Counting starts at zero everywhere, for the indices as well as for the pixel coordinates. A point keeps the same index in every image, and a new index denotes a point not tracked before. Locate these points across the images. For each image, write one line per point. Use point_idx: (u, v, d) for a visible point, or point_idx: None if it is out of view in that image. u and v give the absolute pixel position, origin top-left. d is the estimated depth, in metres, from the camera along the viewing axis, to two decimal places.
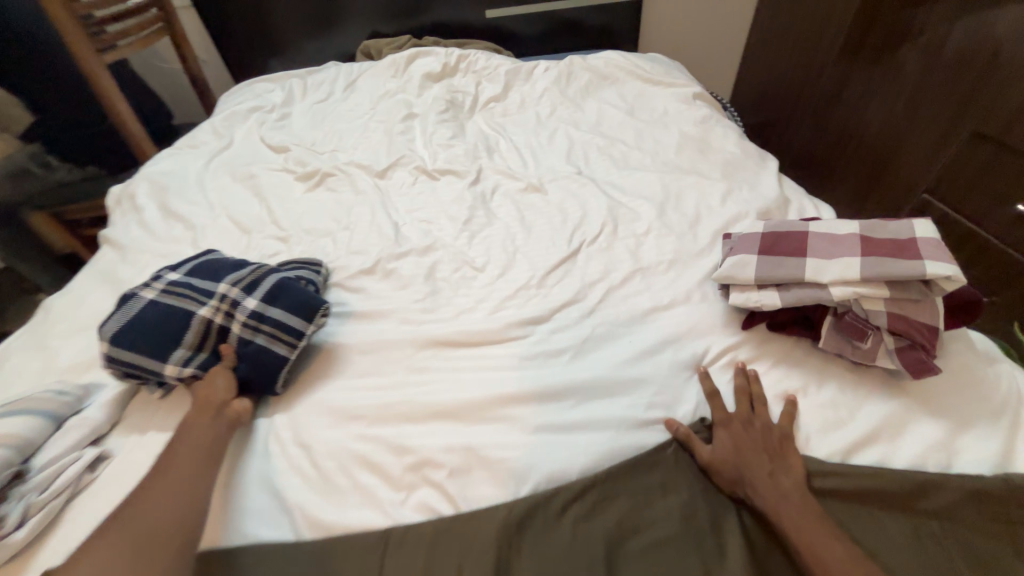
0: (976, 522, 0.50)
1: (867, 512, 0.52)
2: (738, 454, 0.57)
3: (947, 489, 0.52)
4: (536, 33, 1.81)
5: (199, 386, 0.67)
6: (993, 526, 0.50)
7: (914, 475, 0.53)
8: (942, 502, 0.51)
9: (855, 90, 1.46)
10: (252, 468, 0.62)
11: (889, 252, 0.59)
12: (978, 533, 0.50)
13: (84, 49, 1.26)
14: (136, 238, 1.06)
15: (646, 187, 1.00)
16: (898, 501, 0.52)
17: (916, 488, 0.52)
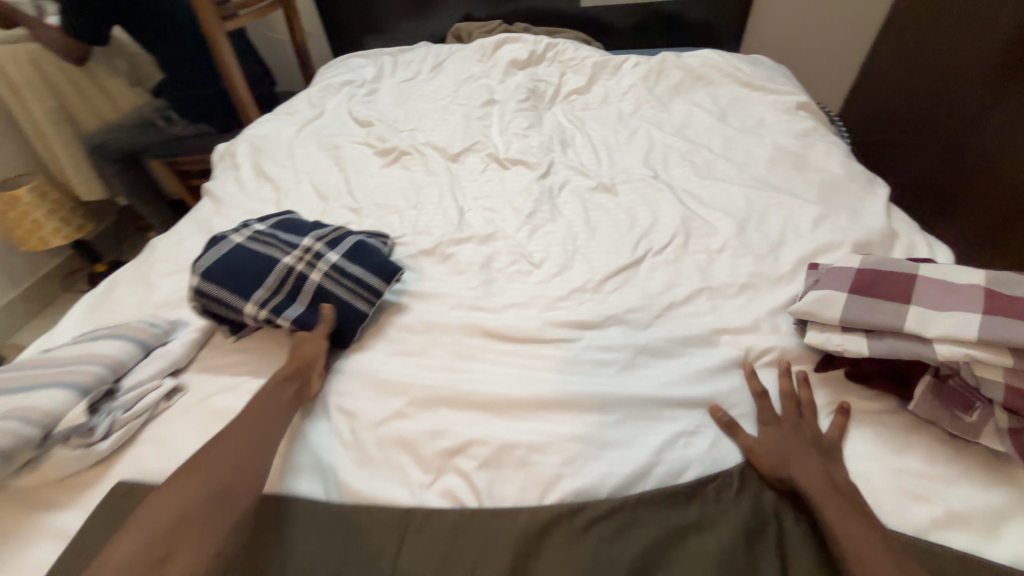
0: None
1: None
2: (786, 450, 0.55)
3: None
4: (631, 25, 1.73)
5: (294, 346, 0.71)
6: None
7: (1001, 575, 0.45)
8: None
9: (998, 116, 1.25)
10: (313, 439, 0.64)
11: (1022, 315, 0.50)
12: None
13: (211, 18, 1.38)
14: (231, 193, 1.16)
15: (726, 200, 0.93)
16: None
17: None
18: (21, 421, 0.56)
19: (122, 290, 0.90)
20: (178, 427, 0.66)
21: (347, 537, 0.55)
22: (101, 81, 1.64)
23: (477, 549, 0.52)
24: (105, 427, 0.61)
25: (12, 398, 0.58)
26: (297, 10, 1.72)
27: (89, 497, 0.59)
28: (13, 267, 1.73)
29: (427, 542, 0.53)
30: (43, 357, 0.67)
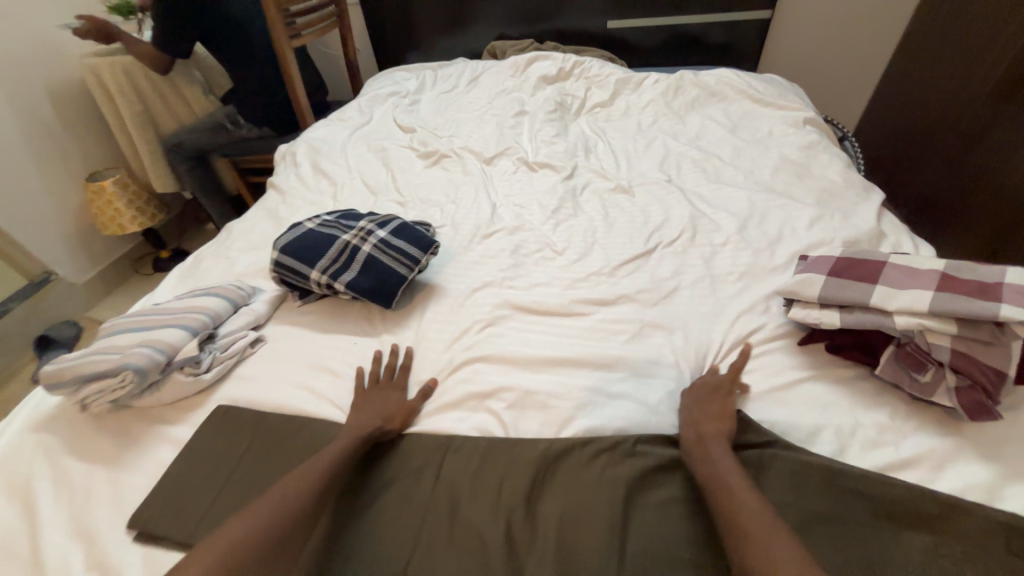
0: (1002, 558, 0.49)
1: (892, 530, 0.52)
2: (702, 414, 0.65)
3: (975, 517, 0.51)
4: (654, 45, 1.86)
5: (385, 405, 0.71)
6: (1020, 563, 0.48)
7: (942, 498, 0.53)
8: (968, 530, 0.51)
9: (1001, 134, 1.33)
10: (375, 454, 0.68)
11: (968, 291, 0.59)
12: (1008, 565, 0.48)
13: (280, 36, 1.57)
14: (294, 186, 1.34)
15: (732, 202, 1.04)
16: (927, 518, 0.52)
17: (940, 511, 0.52)
18: (153, 349, 0.71)
19: (208, 263, 1.06)
20: (259, 370, 0.80)
21: (399, 454, 0.68)
22: (180, 87, 1.84)
23: (504, 469, 0.64)
24: (209, 361, 0.76)
25: (145, 332, 0.74)
26: (350, 30, 1.92)
27: (194, 417, 0.74)
28: (93, 248, 1.97)
29: (464, 462, 0.65)
30: (158, 308, 0.82)
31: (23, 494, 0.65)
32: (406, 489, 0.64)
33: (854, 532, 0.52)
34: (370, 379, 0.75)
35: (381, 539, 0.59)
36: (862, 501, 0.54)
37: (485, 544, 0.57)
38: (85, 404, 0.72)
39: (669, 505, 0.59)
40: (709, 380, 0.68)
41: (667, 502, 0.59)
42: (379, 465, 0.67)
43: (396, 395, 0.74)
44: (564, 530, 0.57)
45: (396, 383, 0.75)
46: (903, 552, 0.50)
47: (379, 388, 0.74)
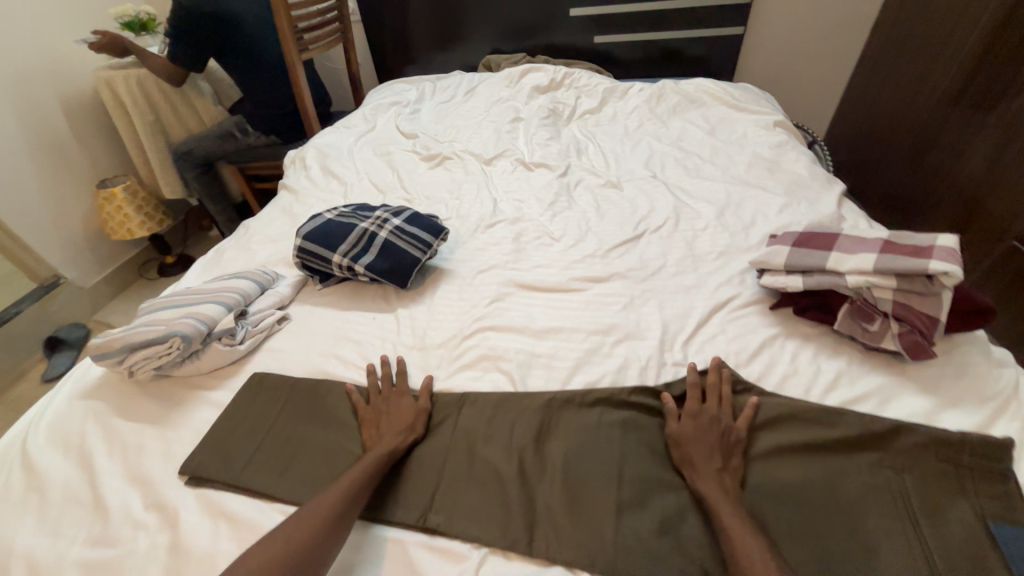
0: (928, 464, 0.57)
1: (847, 454, 0.60)
2: (696, 430, 0.63)
3: (913, 433, 0.59)
4: (637, 58, 2.01)
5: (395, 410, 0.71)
6: (946, 467, 0.57)
7: (887, 421, 0.61)
8: (905, 446, 0.59)
9: (952, 136, 1.47)
10: None
11: (905, 253, 0.70)
12: (938, 471, 0.57)
13: (289, 50, 1.68)
14: (305, 187, 1.42)
15: (711, 194, 1.15)
16: (873, 439, 0.60)
17: (885, 432, 0.60)
18: (197, 320, 0.79)
19: (229, 254, 1.14)
20: (286, 343, 0.88)
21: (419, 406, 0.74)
22: (191, 98, 1.93)
23: (513, 416, 0.70)
24: (242, 334, 0.85)
25: (187, 307, 0.83)
26: (353, 45, 2.04)
27: (231, 383, 0.81)
28: (100, 253, 2.02)
29: (478, 413, 0.71)
30: (192, 289, 0.90)
31: (79, 451, 0.72)
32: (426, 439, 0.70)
33: (815, 455, 0.60)
34: (373, 391, 0.75)
35: (398, 481, 0.65)
36: (823, 428, 0.62)
37: (500, 478, 0.63)
38: (131, 372, 0.79)
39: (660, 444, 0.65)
40: (694, 407, 0.66)
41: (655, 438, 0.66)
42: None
43: (407, 398, 0.73)
44: (567, 463, 0.63)
45: (400, 389, 0.74)
46: (855, 466, 0.58)
47: (387, 396, 0.73)
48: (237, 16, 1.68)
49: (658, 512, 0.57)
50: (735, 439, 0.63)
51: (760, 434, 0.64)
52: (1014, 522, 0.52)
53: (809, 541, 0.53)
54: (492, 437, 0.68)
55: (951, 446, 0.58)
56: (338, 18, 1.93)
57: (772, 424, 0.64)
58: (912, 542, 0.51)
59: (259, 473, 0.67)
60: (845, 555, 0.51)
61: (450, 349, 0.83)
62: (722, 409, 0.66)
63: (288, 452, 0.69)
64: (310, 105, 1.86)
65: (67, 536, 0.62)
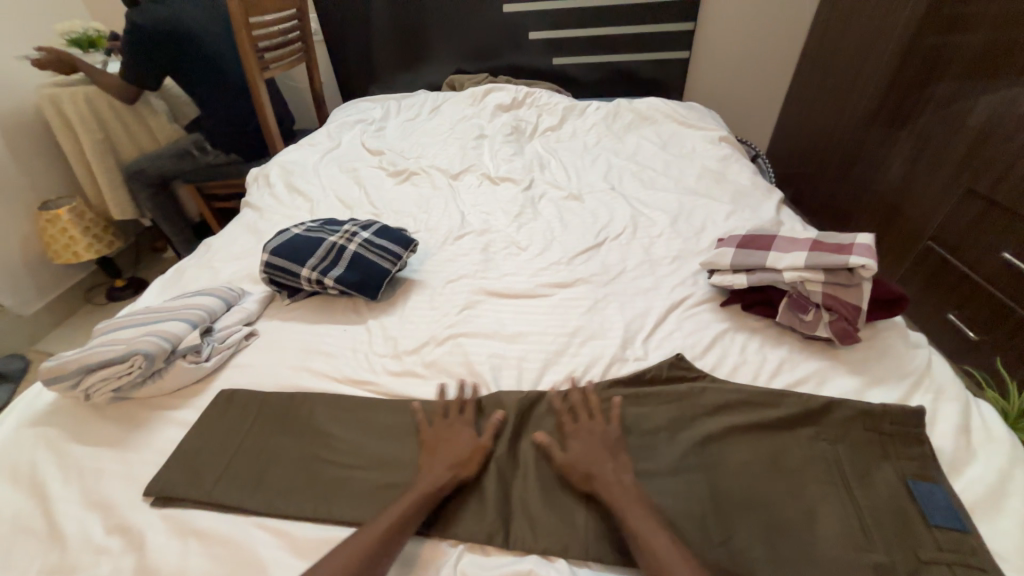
0: (857, 433, 0.64)
1: (788, 430, 0.66)
2: (586, 441, 0.65)
3: (844, 408, 0.67)
4: (594, 79, 2.13)
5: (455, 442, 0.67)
6: (872, 436, 0.64)
7: (820, 400, 0.68)
8: (837, 419, 0.66)
9: (872, 149, 1.64)
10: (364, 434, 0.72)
11: (830, 250, 0.79)
12: (866, 440, 0.64)
13: (251, 69, 1.67)
14: (269, 204, 1.41)
15: (664, 203, 1.24)
16: (811, 415, 0.67)
17: (820, 409, 0.67)
18: (159, 338, 0.78)
19: (191, 273, 1.11)
20: (254, 358, 0.87)
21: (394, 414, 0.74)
22: (144, 117, 1.88)
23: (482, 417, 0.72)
24: (208, 351, 0.83)
25: (149, 325, 0.81)
26: (316, 64, 2.05)
27: (197, 401, 0.79)
28: (41, 278, 1.90)
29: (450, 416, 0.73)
30: (154, 308, 0.88)
31: (30, 480, 0.68)
32: (398, 444, 0.70)
33: (759, 434, 0.66)
34: (439, 415, 0.72)
35: (365, 487, 0.65)
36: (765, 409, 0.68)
37: (474, 477, 0.65)
38: (88, 395, 0.76)
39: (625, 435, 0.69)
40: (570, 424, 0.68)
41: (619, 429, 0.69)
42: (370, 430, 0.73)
43: (469, 430, 0.69)
44: (538, 460, 0.66)
45: (466, 417, 0.71)
46: (796, 441, 0.64)
47: (450, 423, 0.70)
48: (195, 36, 1.67)
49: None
50: (616, 444, 0.64)
51: (713, 418, 0.69)
52: (929, 479, 0.59)
53: (760, 512, 0.58)
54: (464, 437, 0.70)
55: (873, 416, 0.65)
56: (300, 38, 1.94)
57: (722, 409, 0.70)
58: (846, 503, 0.57)
59: (230, 488, 0.66)
60: (790, 521, 0.56)
61: (421, 357, 0.85)
62: (595, 419, 0.68)
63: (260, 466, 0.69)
64: (273, 123, 1.85)
65: (19, 567, 0.59)
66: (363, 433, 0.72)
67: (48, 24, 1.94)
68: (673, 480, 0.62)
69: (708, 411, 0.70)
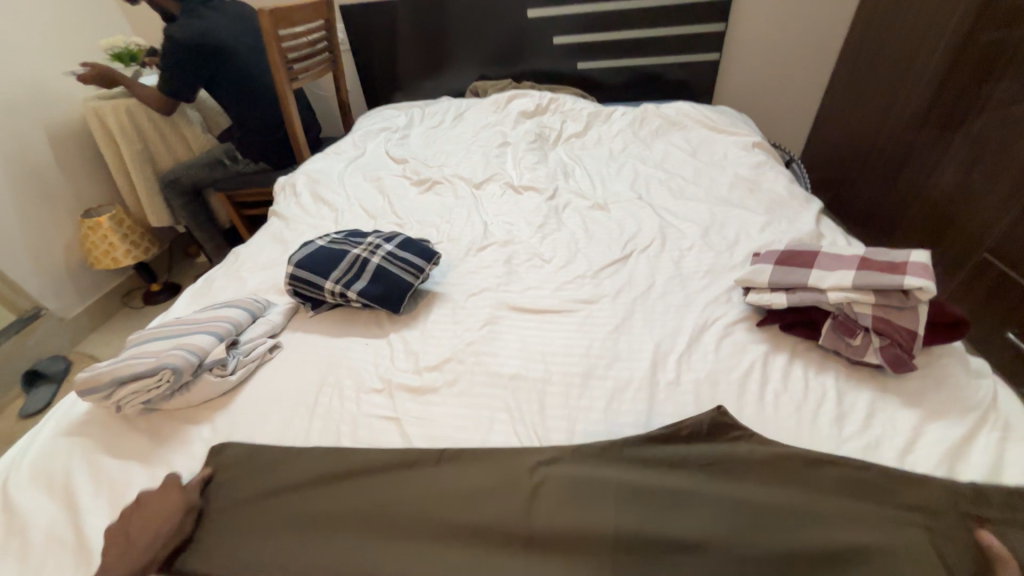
0: (949, 518, 0.56)
1: (860, 506, 0.58)
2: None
3: (926, 485, 0.58)
4: (620, 84, 2.08)
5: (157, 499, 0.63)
6: (967, 522, 0.56)
7: (899, 473, 0.60)
8: (921, 499, 0.58)
9: (922, 154, 1.54)
10: (366, 486, 0.66)
11: (881, 269, 0.74)
12: (956, 525, 0.56)
13: (281, 79, 1.71)
14: (296, 213, 1.42)
15: (695, 213, 1.19)
16: (888, 492, 0.59)
17: (898, 481, 0.59)
18: (187, 351, 0.79)
19: (218, 283, 1.13)
20: (277, 371, 0.87)
21: (405, 465, 0.68)
22: (180, 127, 1.93)
23: (500, 475, 0.65)
24: (233, 364, 0.84)
25: (177, 338, 0.82)
26: (343, 73, 2.09)
27: (222, 414, 0.80)
28: (82, 282, 1.98)
29: (467, 469, 0.66)
30: (182, 320, 0.89)
31: (63, 491, 0.70)
32: (408, 499, 0.64)
33: (825, 511, 0.57)
34: (346, 432, 0.74)
35: (373, 550, 0.60)
36: (834, 485, 0.60)
37: (505, 545, 0.59)
38: (118, 408, 0.78)
39: (673, 504, 0.60)
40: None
41: (654, 493, 0.61)
42: (376, 482, 0.66)
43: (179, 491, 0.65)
44: (570, 531, 0.58)
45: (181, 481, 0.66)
46: (876, 522, 0.56)
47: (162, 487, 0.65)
48: (230, 48, 1.71)
49: None
50: None
51: (768, 487, 0.60)
52: None
53: None
54: (488, 496, 0.63)
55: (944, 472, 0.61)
56: (328, 48, 1.98)
57: (781, 478, 0.61)
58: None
59: (227, 558, 0.61)
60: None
61: (444, 382, 0.81)
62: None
63: (254, 532, 0.63)
64: (301, 131, 1.89)
65: None
66: (367, 486, 0.66)
67: (94, 40, 2.03)
68: (736, 565, 0.54)
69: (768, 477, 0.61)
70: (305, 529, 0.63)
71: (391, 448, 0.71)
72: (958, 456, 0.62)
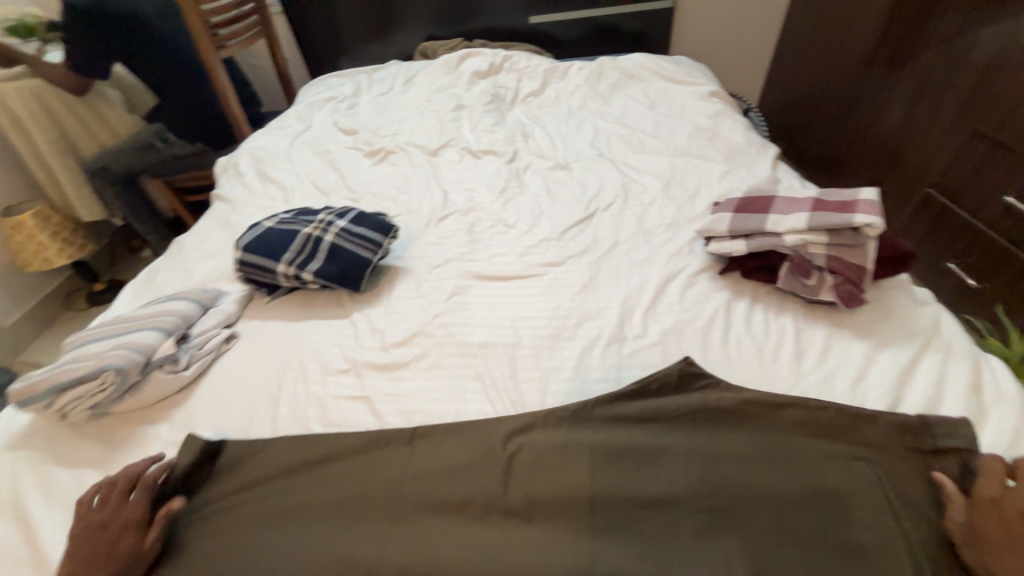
0: (897, 450, 0.58)
1: (813, 445, 0.60)
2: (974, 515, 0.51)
3: (877, 421, 0.60)
4: (575, 37, 2.00)
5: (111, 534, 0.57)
6: (914, 453, 0.58)
7: (854, 411, 0.61)
8: (873, 435, 0.60)
9: (871, 94, 1.57)
10: (335, 473, 0.65)
11: (833, 208, 0.76)
12: (905, 456, 0.58)
13: (206, 47, 1.56)
14: (241, 194, 1.33)
15: (656, 167, 1.18)
16: (842, 430, 0.61)
17: (852, 420, 0.61)
18: (131, 350, 0.73)
19: (162, 276, 1.06)
20: (236, 362, 0.83)
21: (373, 449, 0.66)
22: (99, 108, 1.75)
23: (471, 448, 0.65)
24: (186, 359, 0.79)
25: (120, 337, 0.76)
26: (278, 38, 1.92)
27: (180, 411, 0.76)
28: (14, 287, 1.82)
29: (436, 447, 0.66)
30: (123, 318, 0.83)
31: (11, 507, 0.65)
32: (380, 484, 0.63)
33: (780, 453, 0.60)
34: (314, 417, 0.72)
35: (343, 537, 0.59)
36: (792, 427, 0.62)
37: (473, 517, 0.59)
38: (63, 416, 0.72)
39: (637, 460, 0.61)
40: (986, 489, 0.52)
41: (622, 451, 0.62)
42: (346, 469, 0.65)
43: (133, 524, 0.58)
44: (539, 496, 0.60)
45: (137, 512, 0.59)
46: (828, 459, 0.59)
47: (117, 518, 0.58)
48: (143, 15, 1.53)
49: (640, 535, 0.55)
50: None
51: (731, 434, 0.62)
52: None
53: (791, 548, 0.53)
54: (461, 471, 0.63)
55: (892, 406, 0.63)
56: (257, 10, 1.81)
57: (742, 424, 0.63)
58: (890, 533, 0.53)
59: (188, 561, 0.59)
60: (827, 559, 0.52)
61: (413, 356, 0.80)
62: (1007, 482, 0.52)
63: (214, 535, 0.61)
64: (238, 105, 1.75)
65: None
66: (338, 474, 0.65)
67: None
68: (693, 512, 0.56)
69: (730, 425, 0.63)
70: (272, 524, 0.61)
71: (361, 431, 0.69)
72: (904, 380, 0.66)
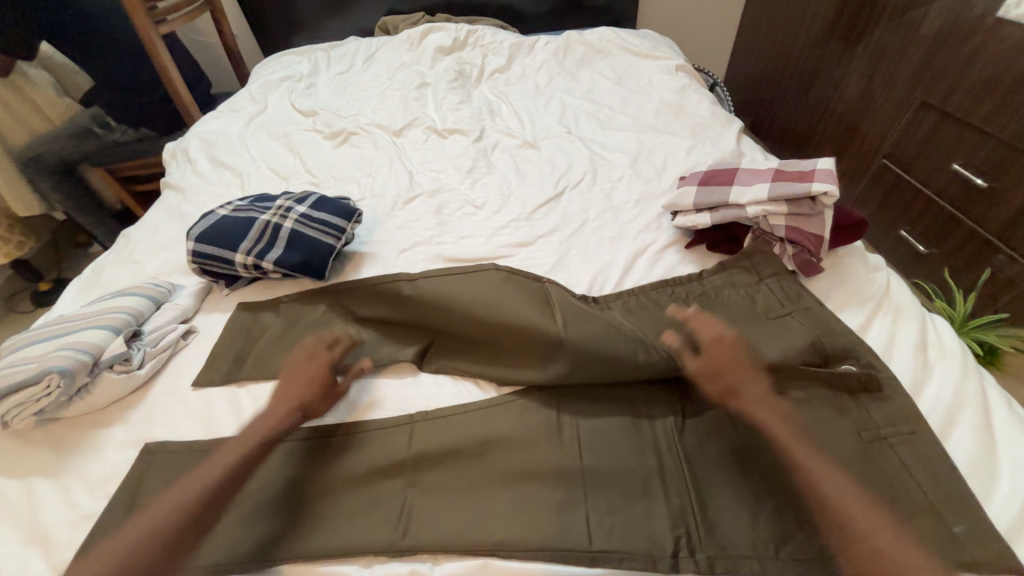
0: (861, 407, 0.62)
1: (785, 407, 0.63)
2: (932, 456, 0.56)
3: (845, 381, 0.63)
4: (540, 12, 1.95)
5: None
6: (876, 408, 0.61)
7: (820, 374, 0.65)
8: (840, 394, 0.63)
9: (829, 67, 1.59)
10: (312, 463, 0.63)
11: (793, 179, 0.78)
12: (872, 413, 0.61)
13: (143, 23, 1.45)
14: (192, 182, 1.25)
15: (623, 144, 1.17)
16: (814, 393, 0.64)
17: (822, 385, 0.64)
18: (77, 351, 0.69)
19: (110, 271, 0.99)
20: (197, 356, 0.80)
21: (361, 432, 0.66)
22: (26, 92, 1.60)
23: (456, 430, 0.65)
24: (139, 357, 0.74)
25: (66, 338, 0.72)
26: (222, 12, 1.80)
27: (135, 414, 0.72)
28: None
29: (427, 430, 0.65)
30: (69, 317, 0.78)
31: None
32: (365, 467, 0.62)
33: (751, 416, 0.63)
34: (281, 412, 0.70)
35: (326, 518, 0.58)
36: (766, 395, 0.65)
37: (454, 490, 0.59)
38: (5, 423, 0.67)
39: (616, 431, 0.63)
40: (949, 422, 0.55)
41: (606, 427, 0.63)
42: (334, 453, 0.64)
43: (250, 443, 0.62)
44: (523, 470, 0.60)
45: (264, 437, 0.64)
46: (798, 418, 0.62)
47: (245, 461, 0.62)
48: None
49: (619, 500, 0.57)
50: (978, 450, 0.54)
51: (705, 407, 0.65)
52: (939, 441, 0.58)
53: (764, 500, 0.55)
54: (451, 450, 0.63)
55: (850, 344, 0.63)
56: None
57: None
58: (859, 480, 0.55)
59: None
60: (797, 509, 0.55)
61: (372, 343, 0.77)
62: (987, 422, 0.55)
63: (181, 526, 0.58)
64: (183, 86, 1.64)
65: None
66: (322, 458, 0.63)
67: None
68: (669, 476, 0.59)
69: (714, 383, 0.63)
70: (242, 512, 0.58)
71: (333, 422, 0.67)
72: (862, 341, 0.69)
